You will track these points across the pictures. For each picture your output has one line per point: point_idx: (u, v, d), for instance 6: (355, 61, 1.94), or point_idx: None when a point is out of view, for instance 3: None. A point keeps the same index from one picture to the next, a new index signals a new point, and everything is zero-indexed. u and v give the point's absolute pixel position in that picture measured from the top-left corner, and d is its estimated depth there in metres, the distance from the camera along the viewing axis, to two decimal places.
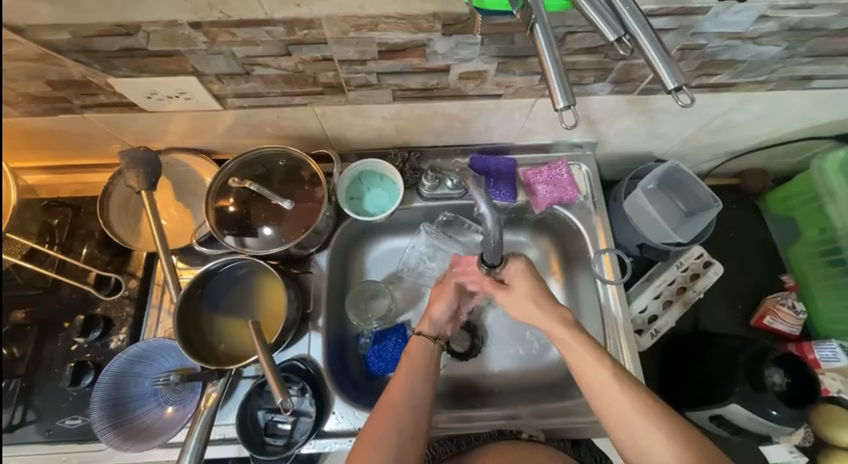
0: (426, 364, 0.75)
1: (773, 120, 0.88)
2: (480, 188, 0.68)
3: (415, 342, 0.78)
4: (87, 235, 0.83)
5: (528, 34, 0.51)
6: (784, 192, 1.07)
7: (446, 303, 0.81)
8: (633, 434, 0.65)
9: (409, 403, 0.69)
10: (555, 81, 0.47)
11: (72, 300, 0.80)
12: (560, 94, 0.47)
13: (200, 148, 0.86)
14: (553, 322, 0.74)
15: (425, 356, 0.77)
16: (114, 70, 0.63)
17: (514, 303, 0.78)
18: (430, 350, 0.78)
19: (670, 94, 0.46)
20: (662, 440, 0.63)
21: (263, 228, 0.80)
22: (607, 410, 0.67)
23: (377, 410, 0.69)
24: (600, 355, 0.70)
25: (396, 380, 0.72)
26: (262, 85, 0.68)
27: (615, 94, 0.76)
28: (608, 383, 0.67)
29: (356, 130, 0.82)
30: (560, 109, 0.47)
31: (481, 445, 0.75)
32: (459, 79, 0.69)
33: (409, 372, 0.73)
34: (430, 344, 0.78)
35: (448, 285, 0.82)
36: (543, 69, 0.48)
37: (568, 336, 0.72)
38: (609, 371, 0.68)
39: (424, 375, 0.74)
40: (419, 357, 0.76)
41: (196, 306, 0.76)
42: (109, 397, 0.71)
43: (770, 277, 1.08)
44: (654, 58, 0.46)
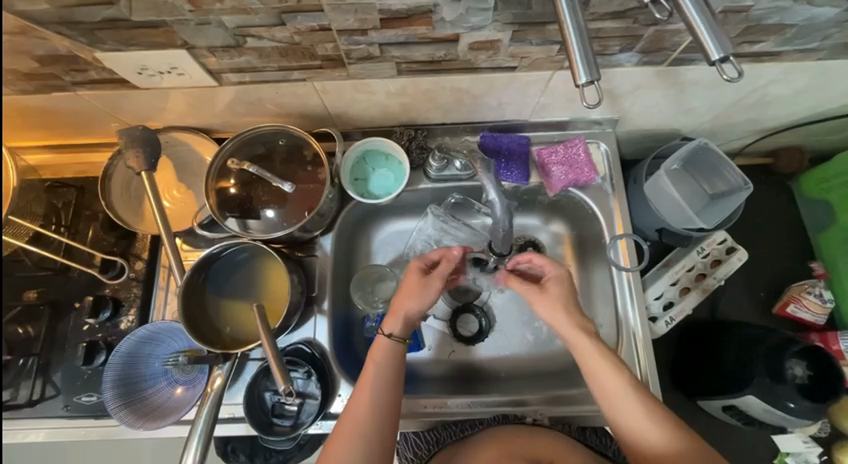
0: (391, 368, 0.70)
1: (819, 93, 0.80)
2: (489, 173, 0.71)
3: (379, 342, 0.72)
4: (91, 217, 0.83)
5: None
6: (822, 173, 0.99)
7: (415, 298, 0.73)
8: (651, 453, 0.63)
9: (372, 408, 0.66)
10: (577, 53, 0.42)
11: (81, 282, 0.80)
12: (583, 69, 0.43)
13: (200, 127, 0.83)
14: (579, 332, 0.70)
15: (387, 359, 0.71)
16: (100, 43, 0.59)
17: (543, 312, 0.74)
18: (395, 353, 0.71)
19: (713, 65, 0.41)
20: (658, 432, 0.63)
21: (266, 211, 0.78)
22: (627, 425, 0.65)
23: (342, 420, 0.66)
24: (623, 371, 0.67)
25: (362, 381, 0.69)
26: (256, 59, 0.63)
27: (643, 65, 0.68)
28: (607, 373, 0.67)
29: (359, 106, 0.77)
30: (582, 85, 0.42)
31: (486, 428, 0.76)
32: (469, 50, 0.62)
33: (375, 380, 0.68)
34: (396, 344, 0.72)
35: (435, 283, 0.75)
36: (565, 37, 0.43)
37: (590, 349, 0.69)
38: (631, 387, 0.66)
39: (391, 381, 0.69)
40: (386, 357, 0.71)
41: (200, 290, 0.76)
42: (119, 376, 0.73)
43: (797, 263, 1.03)
44: (696, 21, 0.40)
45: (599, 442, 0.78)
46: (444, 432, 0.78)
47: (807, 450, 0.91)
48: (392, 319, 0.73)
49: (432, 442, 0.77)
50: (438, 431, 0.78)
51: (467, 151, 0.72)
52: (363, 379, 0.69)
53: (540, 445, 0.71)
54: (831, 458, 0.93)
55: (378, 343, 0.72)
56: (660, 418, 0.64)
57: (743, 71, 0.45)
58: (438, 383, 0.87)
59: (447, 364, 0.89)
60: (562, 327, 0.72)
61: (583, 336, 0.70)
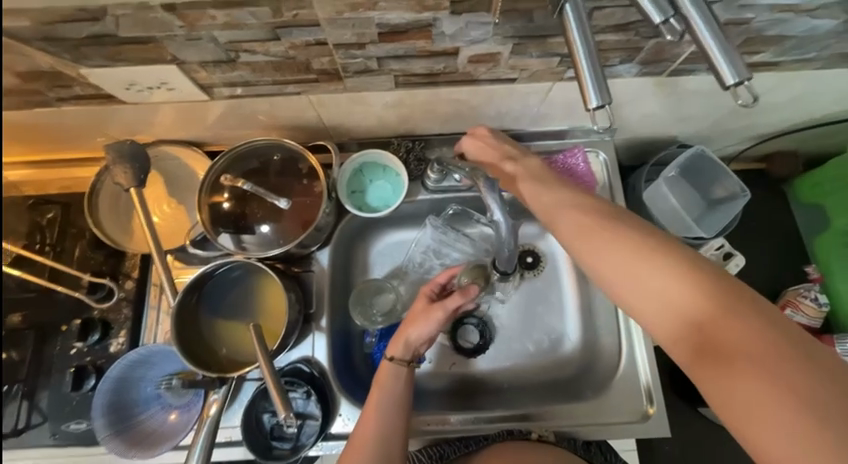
0: (399, 395, 0.68)
1: (815, 100, 0.80)
2: (493, 194, 0.67)
3: (384, 369, 0.69)
4: (77, 235, 0.80)
5: (555, 17, 0.44)
6: (814, 179, 1.00)
7: (425, 326, 0.69)
8: (746, 411, 0.41)
9: (379, 443, 0.64)
10: (587, 77, 0.42)
11: (68, 303, 0.77)
12: (593, 92, 0.42)
13: (191, 141, 0.81)
14: (607, 237, 0.52)
15: (393, 387, 0.68)
16: (85, 59, 0.56)
17: (565, 231, 0.57)
18: (402, 379, 0.69)
19: (727, 89, 0.40)
20: (665, 269, 0.47)
21: (261, 226, 0.76)
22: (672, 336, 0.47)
23: (347, 452, 0.64)
24: (668, 276, 0.47)
25: (367, 410, 0.67)
26: (250, 73, 0.61)
27: (643, 76, 0.68)
28: (616, 252, 0.51)
29: (356, 118, 0.76)
30: (592, 110, 0.42)
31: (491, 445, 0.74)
32: (469, 62, 0.61)
33: (381, 407, 0.66)
34: (400, 367, 0.69)
35: (436, 314, 0.69)
36: (572, 52, 0.42)
37: (610, 247, 0.51)
38: (676, 287, 0.46)
39: (397, 409, 0.67)
40: (394, 384, 0.68)
41: (194, 311, 0.73)
42: (110, 403, 0.70)
43: (793, 266, 1.04)
44: (709, 43, 0.40)
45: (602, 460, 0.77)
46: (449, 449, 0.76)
47: None
48: (397, 344, 0.70)
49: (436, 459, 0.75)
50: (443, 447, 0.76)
51: (470, 170, 0.69)
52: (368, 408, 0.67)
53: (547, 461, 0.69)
54: None
55: (382, 370, 0.69)
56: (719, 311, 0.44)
57: (758, 95, 0.44)
58: (439, 396, 0.86)
59: (448, 378, 0.88)
60: (587, 251, 0.53)
61: (608, 246, 0.51)
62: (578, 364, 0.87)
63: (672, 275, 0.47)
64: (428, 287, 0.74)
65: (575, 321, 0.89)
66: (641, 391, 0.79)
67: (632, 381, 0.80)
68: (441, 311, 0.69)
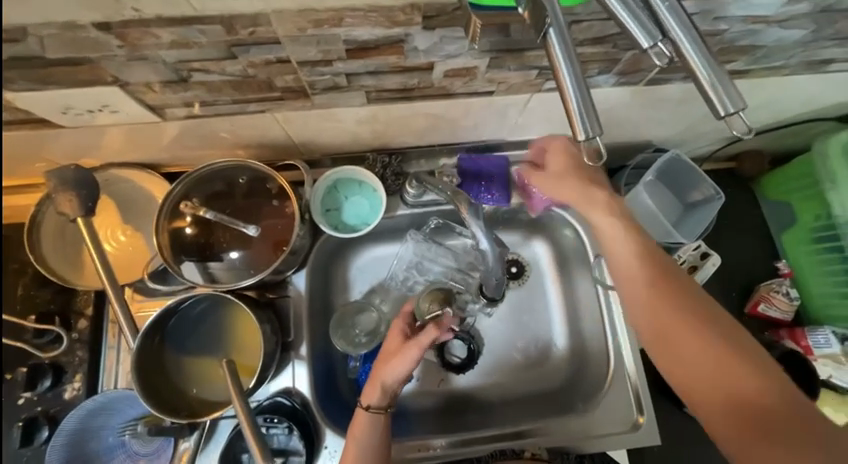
0: (376, 445, 0.64)
1: (782, 104, 0.82)
2: (479, 221, 0.68)
3: (359, 418, 0.65)
4: (19, 271, 0.72)
5: (538, 39, 0.40)
6: (780, 178, 1.04)
7: (400, 367, 0.65)
8: (703, 389, 0.50)
9: None
10: (575, 106, 0.38)
11: (13, 348, 0.69)
12: (581, 121, 0.39)
13: (145, 162, 0.74)
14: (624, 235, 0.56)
15: (369, 437, 0.64)
16: (9, 83, 0.49)
17: (605, 241, 0.58)
18: (378, 427, 0.65)
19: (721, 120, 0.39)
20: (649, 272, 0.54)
21: (229, 253, 0.70)
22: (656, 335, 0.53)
23: None
24: (665, 281, 0.53)
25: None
26: (206, 93, 0.56)
27: (620, 86, 0.67)
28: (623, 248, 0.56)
29: (327, 134, 0.71)
30: (582, 141, 0.39)
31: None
32: (444, 77, 0.58)
33: (358, 462, 0.63)
34: (376, 417, 0.65)
35: (412, 352, 0.65)
36: (553, 66, 0.39)
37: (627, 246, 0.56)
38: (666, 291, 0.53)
39: (374, 461, 0.64)
40: (368, 433, 0.64)
41: (159, 350, 0.67)
42: (68, 456, 0.64)
43: (765, 262, 1.07)
44: (699, 70, 0.39)
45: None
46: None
47: None
48: (372, 390, 0.65)
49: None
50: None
51: (451, 194, 0.69)
52: (344, 463, 0.63)
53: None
54: None
55: (359, 419, 0.65)
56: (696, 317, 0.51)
57: (750, 127, 0.46)
58: (430, 416, 0.84)
59: (438, 396, 0.86)
60: (614, 265, 0.57)
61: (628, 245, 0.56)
62: (568, 374, 0.87)
63: (666, 283, 0.53)
64: (400, 322, 0.72)
65: (563, 329, 0.88)
66: (630, 397, 0.80)
67: (621, 389, 0.80)
68: (416, 350, 0.65)
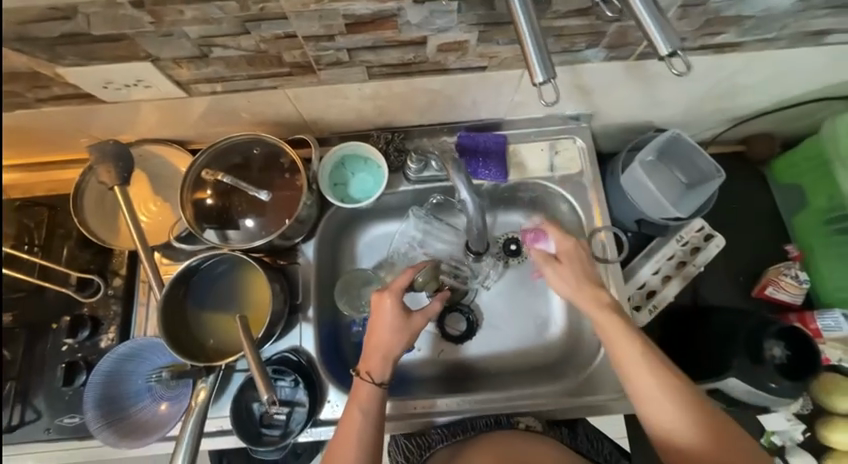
0: (375, 411, 0.68)
1: (785, 80, 0.81)
2: (461, 174, 0.70)
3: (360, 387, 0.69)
4: (65, 235, 0.81)
5: None
6: (791, 160, 1.02)
7: (406, 338, 0.72)
8: None
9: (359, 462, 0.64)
10: (533, 55, 0.44)
11: (59, 301, 0.79)
12: (539, 67, 0.44)
13: (173, 139, 0.82)
14: (623, 336, 0.68)
15: (370, 403, 0.68)
16: (61, 59, 0.58)
17: (622, 348, 0.68)
18: (378, 394, 0.69)
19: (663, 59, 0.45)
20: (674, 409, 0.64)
21: (244, 220, 0.77)
22: (655, 413, 0.65)
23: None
24: (656, 361, 0.66)
25: (345, 427, 0.67)
26: (224, 68, 0.63)
27: (611, 60, 0.69)
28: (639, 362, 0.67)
29: (334, 111, 0.77)
30: (540, 84, 0.44)
31: (477, 435, 0.75)
32: (438, 51, 0.63)
33: (361, 424, 0.67)
34: (376, 389, 0.69)
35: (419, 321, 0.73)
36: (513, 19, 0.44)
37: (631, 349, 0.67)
38: (662, 380, 0.65)
39: (376, 424, 0.68)
40: (367, 403, 0.68)
41: (181, 303, 0.75)
42: (101, 395, 0.72)
43: (774, 245, 1.05)
44: (645, 20, 0.44)
45: (587, 447, 0.80)
46: (434, 437, 0.78)
47: (791, 428, 0.94)
48: (373, 360, 0.70)
49: (424, 447, 0.77)
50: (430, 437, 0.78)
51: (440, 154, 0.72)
52: (347, 426, 0.67)
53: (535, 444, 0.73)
54: (814, 433, 0.96)
55: (359, 387, 0.69)
56: (685, 394, 0.65)
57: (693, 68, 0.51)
58: (430, 381, 0.88)
59: (437, 364, 0.90)
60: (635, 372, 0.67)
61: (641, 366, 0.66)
62: (563, 347, 0.89)
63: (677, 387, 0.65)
64: (393, 298, 0.72)
65: (560, 304, 0.91)
66: None
67: None
68: (420, 319, 0.73)
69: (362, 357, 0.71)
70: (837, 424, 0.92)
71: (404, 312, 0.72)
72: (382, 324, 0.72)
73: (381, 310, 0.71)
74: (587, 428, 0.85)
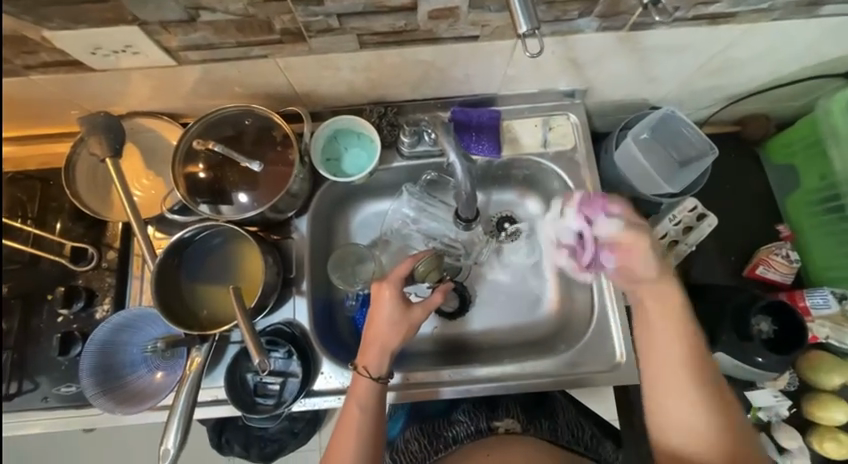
0: (374, 409, 0.69)
1: (779, 55, 0.81)
2: (449, 138, 0.71)
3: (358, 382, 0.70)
4: (58, 208, 0.81)
5: None
6: (786, 139, 1.02)
7: (405, 331, 0.71)
8: None
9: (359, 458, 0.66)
10: (518, 6, 0.50)
11: (53, 273, 0.79)
12: (523, 18, 0.50)
13: (164, 112, 0.81)
14: (669, 335, 0.69)
15: (369, 402, 0.69)
16: (48, 21, 0.57)
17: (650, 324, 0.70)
18: (376, 391, 0.70)
19: None
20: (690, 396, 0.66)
21: (237, 193, 0.77)
22: (667, 391, 0.67)
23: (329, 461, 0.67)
24: (686, 337, 0.68)
25: (344, 426, 0.68)
26: (214, 34, 0.62)
27: (603, 31, 0.69)
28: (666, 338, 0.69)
29: (326, 84, 0.77)
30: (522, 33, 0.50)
31: (459, 449, 0.77)
32: (429, 18, 0.63)
33: (359, 424, 0.67)
34: (374, 386, 0.69)
35: (418, 313, 0.72)
36: None
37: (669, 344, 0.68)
38: (682, 357, 0.67)
39: (373, 424, 0.68)
40: (365, 400, 0.69)
41: (174, 274, 0.75)
42: (97, 364, 0.73)
43: (766, 226, 1.06)
44: None
45: (570, 438, 0.82)
46: (418, 455, 0.79)
47: (777, 404, 0.94)
48: (370, 355, 0.70)
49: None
50: (413, 454, 0.80)
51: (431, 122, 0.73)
52: (347, 424, 0.67)
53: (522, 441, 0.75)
54: (799, 409, 0.97)
55: (358, 384, 0.70)
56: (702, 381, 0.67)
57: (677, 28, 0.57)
58: (423, 356, 0.89)
59: (431, 340, 0.91)
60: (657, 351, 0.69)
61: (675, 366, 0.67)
62: (555, 324, 0.90)
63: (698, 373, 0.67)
64: (391, 291, 0.72)
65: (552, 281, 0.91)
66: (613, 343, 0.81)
67: (603, 335, 0.82)
68: (420, 312, 0.73)
69: (360, 352, 0.72)
70: (823, 400, 0.94)
71: (404, 304, 0.72)
72: (381, 318, 0.71)
73: (381, 304, 0.72)
74: (568, 417, 0.87)
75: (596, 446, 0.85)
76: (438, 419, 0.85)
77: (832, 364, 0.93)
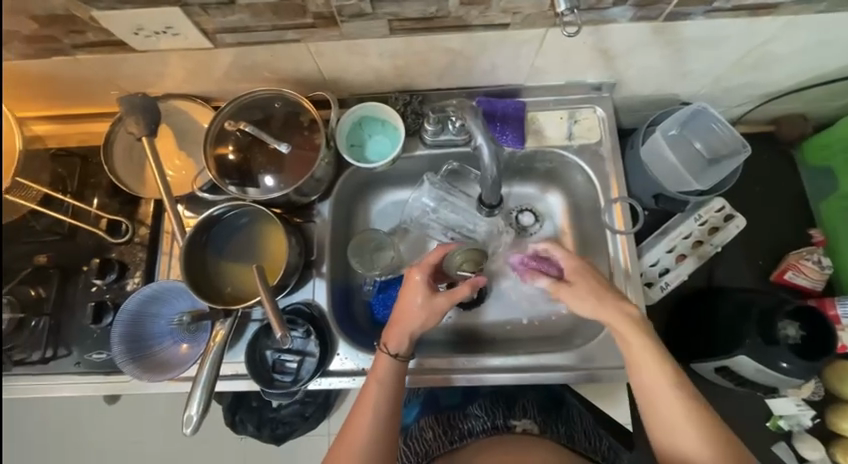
0: (393, 386, 0.70)
1: (822, 51, 0.78)
2: (477, 120, 0.71)
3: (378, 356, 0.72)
4: (96, 184, 0.85)
5: None
6: (825, 140, 0.97)
7: (428, 314, 0.72)
8: None
9: (375, 429, 0.68)
10: None
11: (88, 245, 0.83)
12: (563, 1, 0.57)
13: (197, 95, 0.84)
14: (666, 390, 0.66)
15: (388, 379, 0.70)
16: (96, 1, 0.60)
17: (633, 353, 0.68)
18: (395, 368, 0.71)
19: None
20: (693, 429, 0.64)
21: (264, 175, 0.79)
22: (669, 421, 0.65)
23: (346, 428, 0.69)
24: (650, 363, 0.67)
25: (363, 398, 0.69)
26: (250, 17, 0.64)
27: (637, 21, 0.68)
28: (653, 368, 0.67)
29: (354, 70, 0.78)
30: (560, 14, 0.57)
31: (475, 441, 0.78)
32: (461, 4, 0.63)
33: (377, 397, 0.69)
34: (394, 362, 0.71)
35: (442, 300, 0.72)
36: None
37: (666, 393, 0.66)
38: (676, 388, 0.66)
39: (391, 399, 0.70)
40: (383, 376, 0.71)
41: (202, 250, 0.78)
42: (127, 333, 0.76)
43: (797, 230, 1.02)
44: None
45: (586, 445, 0.82)
46: (432, 444, 0.81)
47: (799, 412, 0.92)
48: (392, 333, 0.72)
49: (422, 453, 0.81)
50: (427, 443, 0.82)
51: (458, 104, 0.73)
52: (365, 396, 0.69)
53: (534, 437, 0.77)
54: (823, 421, 0.94)
55: (379, 360, 0.72)
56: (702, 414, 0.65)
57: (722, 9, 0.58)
58: (438, 344, 0.89)
59: (445, 329, 0.91)
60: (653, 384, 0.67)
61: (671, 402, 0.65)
62: (571, 319, 0.89)
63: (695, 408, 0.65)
64: (418, 274, 0.73)
65: None
66: None
67: None
68: (444, 300, 0.73)
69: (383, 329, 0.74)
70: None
71: (429, 288, 0.73)
72: (406, 300, 0.73)
73: (408, 286, 0.73)
74: (585, 425, 0.86)
75: (612, 458, 0.84)
76: (452, 412, 0.86)
77: None
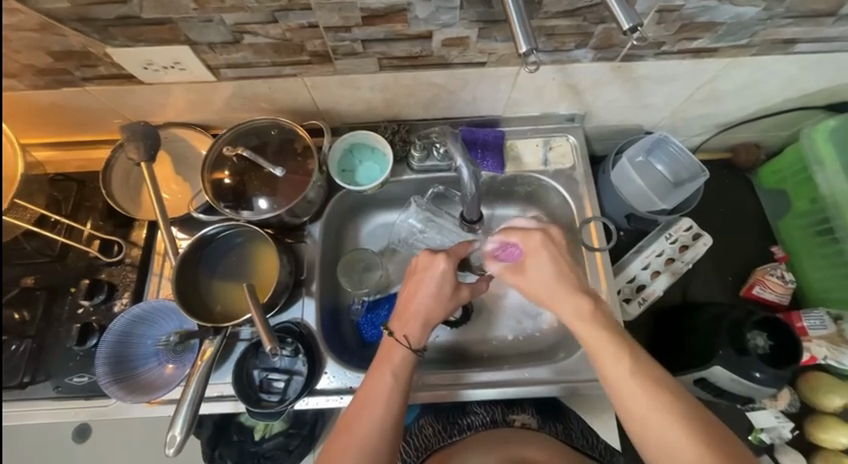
0: (404, 378, 0.69)
1: (761, 88, 0.89)
2: (457, 144, 0.78)
3: (391, 344, 0.72)
4: (91, 207, 0.87)
5: None
6: (776, 165, 1.07)
7: (451, 300, 0.75)
8: None
9: (381, 422, 0.66)
10: (518, 30, 0.54)
11: (78, 266, 0.84)
12: (522, 39, 0.54)
13: (198, 123, 0.89)
14: (633, 378, 0.62)
15: (402, 371, 0.70)
16: (111, 39, 0.66)
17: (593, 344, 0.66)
18: (410, 365, 0.71)
19: (627, 33, 0.53)
20: (670, 421, 0.59)
21: (258, 198, 0.83)
22: (644, 417, 0.60)
23: (349, 417, 0.67)
24: (609, 350, 0.64)
25: (372, 387, 0.68)
26: (252, 54, 0.71)
27: (598, 61, 0.77)
28: (616, 357, 0.64)
29: (347, 102, 0.85)
30: (523, 53, 0.53)
31: (473, 434, 0.82)
32: (443, 46, 0.71)
33: (384, 386, 0.68)
34: (408, 354, 0.71)
35: (465, 292, 0.77)
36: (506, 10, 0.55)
37: (627, 381, 0.62)
38: (640, 375, 0.62)
39: (397, 393, 0.68)
40: (399, 369, 0.70)
41: (194, 269, 0.80)
42: (112, 354, 0.76)
43: (760, 248, 1.09)
44: (614, 7, 0.53)
45: (584, 443, 0.84)
46: (432, 439, 0.83)
47: (780, 425, 0.94)
48: (411, 326, 0.73)
49: (422, 449, 0.83)
50: (427, 438, 0.84)
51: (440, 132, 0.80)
52: (371, 389, 0.68)
53: (528, 444, 0.78)
54: (803, 432, 0.97)
55: (394, 352, 0.71)
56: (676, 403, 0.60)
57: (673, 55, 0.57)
58: (425, 362, 0.90)
59: (433, 347, 0.93)
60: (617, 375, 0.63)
61: (633, 386, 0.62)
62: (554, 335, 0.92)
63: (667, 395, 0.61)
64: (445, 264, 0.74)
65: None
66: None
67: None
68: (466, 293, 0.77)
69: (400, 322, 0.74)
70: (825, 422, 0.94)
71: (455, 284, 0.75)
72: (426, 290, 0.74)
73: (432, 271, 0.74)
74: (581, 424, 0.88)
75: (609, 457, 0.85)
76: (452, 409, 0.89)
77: (832, 385, 0.94)
